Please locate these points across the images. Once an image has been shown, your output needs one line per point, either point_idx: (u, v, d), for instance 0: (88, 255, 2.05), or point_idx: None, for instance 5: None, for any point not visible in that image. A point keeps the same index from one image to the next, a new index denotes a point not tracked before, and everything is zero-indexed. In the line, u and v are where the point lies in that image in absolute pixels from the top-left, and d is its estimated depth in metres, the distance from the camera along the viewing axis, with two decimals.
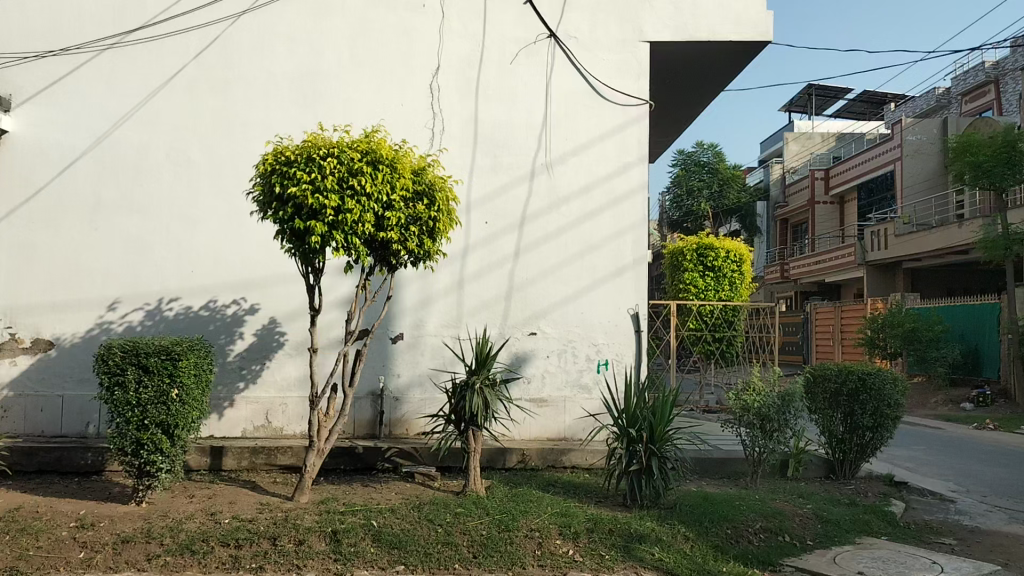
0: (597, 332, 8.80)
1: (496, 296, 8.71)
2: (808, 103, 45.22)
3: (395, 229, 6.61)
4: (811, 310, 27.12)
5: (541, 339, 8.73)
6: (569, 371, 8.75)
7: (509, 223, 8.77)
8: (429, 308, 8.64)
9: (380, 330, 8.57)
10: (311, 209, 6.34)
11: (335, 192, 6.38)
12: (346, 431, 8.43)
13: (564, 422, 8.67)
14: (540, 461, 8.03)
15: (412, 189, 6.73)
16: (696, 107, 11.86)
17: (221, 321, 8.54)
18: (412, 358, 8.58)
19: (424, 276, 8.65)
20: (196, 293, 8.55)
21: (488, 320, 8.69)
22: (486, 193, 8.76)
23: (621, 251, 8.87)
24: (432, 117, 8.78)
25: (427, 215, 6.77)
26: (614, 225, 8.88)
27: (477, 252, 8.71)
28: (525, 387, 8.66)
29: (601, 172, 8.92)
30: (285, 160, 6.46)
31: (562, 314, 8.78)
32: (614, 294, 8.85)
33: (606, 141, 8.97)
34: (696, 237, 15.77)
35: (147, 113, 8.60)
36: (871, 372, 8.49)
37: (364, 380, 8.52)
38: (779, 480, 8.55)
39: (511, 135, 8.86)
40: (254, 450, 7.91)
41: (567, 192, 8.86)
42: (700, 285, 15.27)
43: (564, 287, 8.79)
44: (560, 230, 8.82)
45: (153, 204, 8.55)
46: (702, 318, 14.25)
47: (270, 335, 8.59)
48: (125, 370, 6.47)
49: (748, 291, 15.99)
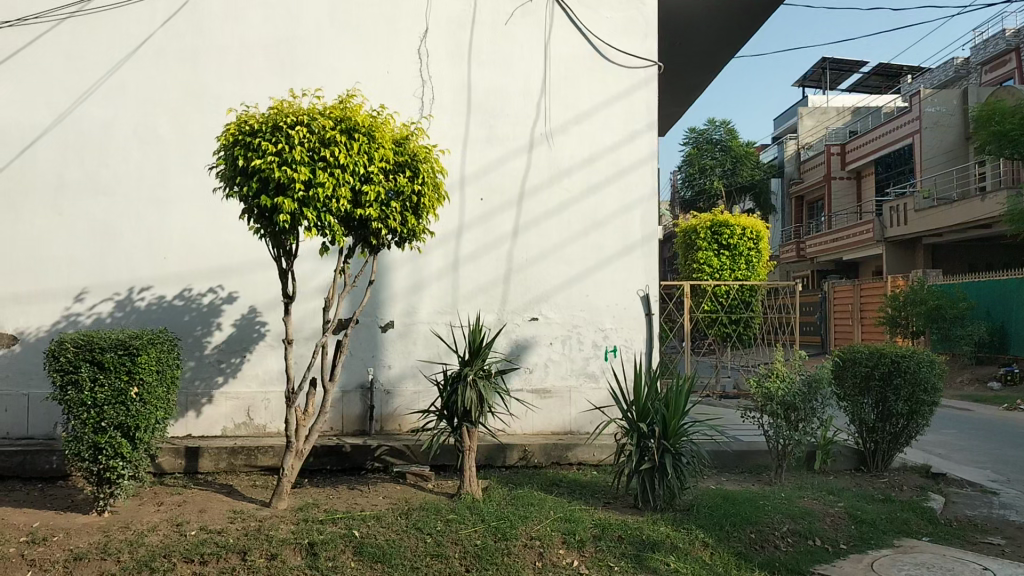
0: (604, 316, 8.12)
1: (494, 279, 8.03)
2: (822, 77, 44.11)
3: (373, 204, 5.92)
4: (829, 289, 26.30)
5: (543, 325, 8.04)
6: (574, 359, 8.06)
7: (507, 200, 8.06)
8: (422, 292, 7.96)
9: (368, 317, 7.89)
10: (278, 183, 5.66)
11: (306, 164, 5.70)
12: (333, 427, 7.80)
13: (569, 414, 8.00)
14: (544, 458, 7.37)
15: (393, 161, 6.04)
16: (710, 70, 11.08)
17: (197, 311, 7.90)
18: (404, 347, 7.92)
19: (415, 258, 7.97)
20: (169, 281, 7.91)
21: (486, 305, 8.02)
22: (480, 167, 8.06)
23: (629, 228, 8.18)
24: (421, 86, 8.07)
25: (410, 189, 6.08)
26: (622, 199, 8.18)
27: (472, 232, 8.01)
28: (526, 377, 7.98)
29: (606, 141, 8.21)
30: (249, 130, 5.77)
31: (566, 297, 8.09)
32: (622, 275, 8.16)
33: (611, 108, 8.25)
34: (710, 214, 15.01)
35: (112, 87, 7.92)
36: (906, 355, 7.76)
37: (352, 372, 7.86)
38: (806, 474, 7.85)
39: (507, 104, 8.15)
40: (232, 450, 7.28)
41: (568, 165, 8.15)
42: (714, 265, 14.52)
43: (568, 268, 8.10)
44: (563, 205, 8.12)
45: (121, 186, 7.91)
46: (717, 300, 13.51)
47: (249, 326, 7.96)
48: (79, 367, 5.82)
49: (765, 270, 15.23)
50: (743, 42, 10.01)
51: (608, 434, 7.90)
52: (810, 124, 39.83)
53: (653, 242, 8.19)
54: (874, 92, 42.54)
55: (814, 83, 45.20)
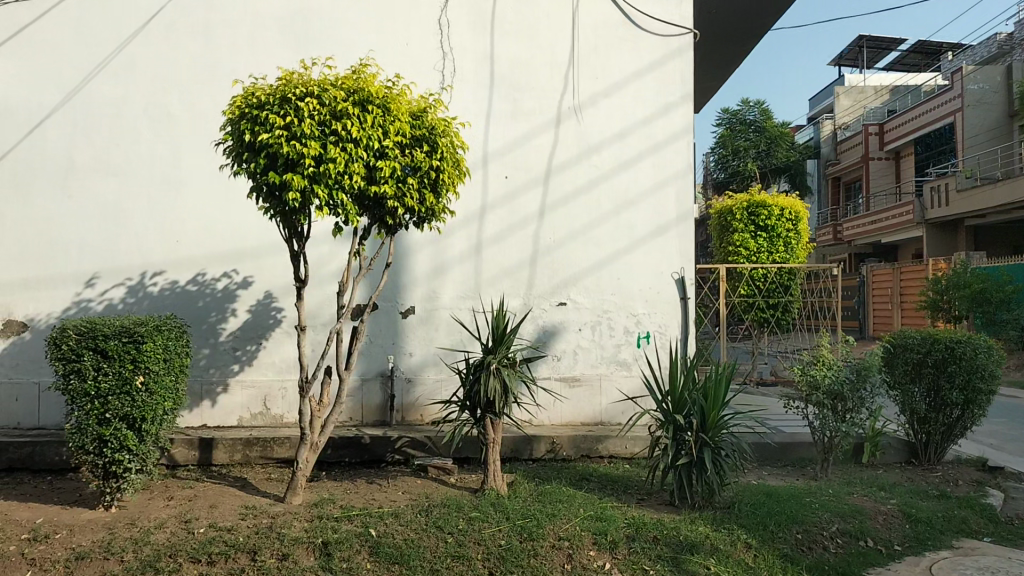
0: (637, 301, 7.69)
1: (520, 262, 7.63)
2: (859, 56, 42.99)
3: (389, 181, 5.52)
4: (867, 272, 25.56)
5: (572, 310, 7.63)
6: (604, 346, 7.65)
7: (533, 178, 7.64)
8: (444, 276, 7.59)
9: (387, 303, 7.53)
10: (287, 159, 5.28)
11: (317, 138, 5.32)
12: (353, 417, 7.47)
13: (600, 404, 7.60)
14: (573, 451, 6.99)
15: (410, 134, 5.64)
16: (748, 39, 10.53)
17: (211, 297, 7.58)
18: (426, 333, 7.57)
19: (437, 240, 7.59)
20: (182, 266, 7.60)
21: (511, 289, 7.62)
22: (505, 144, 7.64)
23: (662, 207, 7.73)
24: (442, 58, 7.65)
25: (429, 164, 5.68)
26: (654, 176, 7.73)
27: (497, 212, 7.61)
28: (554, 365, 7.58)
29: (638, 115, 7.75)
30: (256, 103, 5.39)
31: (596, 281, 7.66)
32: (656, 257, 7.72)
33: (644, 80, 7.78)
34: (746, 195, 14.46)
35: (120, 63, 7.60)
36: (961, 340, 7.26)
37: (371, 359, 7.52)
38: (853, 468, 7.39)
39: (532, 76, 7.71)
40: (247, 441, 6.97)
41: (598, 140, 7.70)
42: (751, 247, 13.97)
43: (598, 249, 7.67)
44: (592, 183, 7.68)
45: (132, 167, 7.60)
46: (755, 284, 12.99)
47: (265, 312, 7.64)
48: (81, 356, 5.50)
49: (804, 252, 14.66)
50: (783, 9, 9.46)
51: (641, 425, 7.49)
52: (847, 104, 38.79)
53: (688, 222, 7.73)
54: (913, 70, 41.37)
55: (851, 62, 44.05)
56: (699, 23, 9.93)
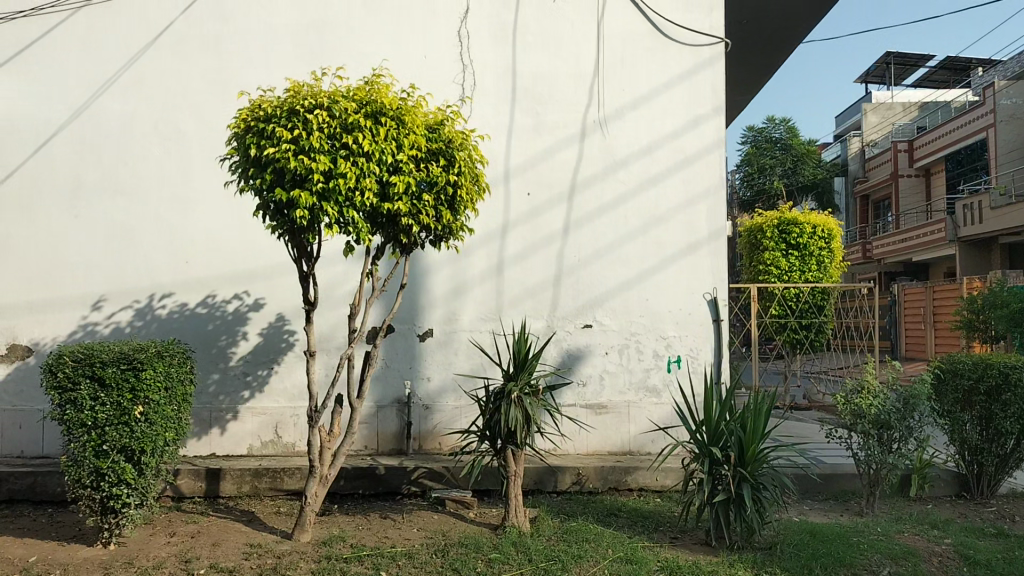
0: (667, 323, 7.28)
1: (543, 282, 7.26)
2: (886, 72, 42.39)
3: (403, 198, 5.17)
4: (899, 291, 24.91)
5: (598, 332, 7.24)
6: (632, 371, 7.24)
7: (557, 194, 7.29)
8: (463, 297, 7.24)
9: (404, 325, 7.20)
10: (294, 175, 4.95)
11: (327, 152, 4.98)
12: (368, 446, 7.13)
13: (628, 433, 7.17)
14: (600, 483, 6.58)
15: (426, 148, 5.29)
16: (780, 47, 10.14)
17: (221, 319, 7.27)
18: (444, 358, 7.22)
19: (456, 260, 7.25)
20: (191, 288, 7.30)
21: (534, 311, 7.25)
22: (528, 158, 7.29)
23: (693, 224, 7.33)
24: (462, 71, 7.33)
25: (446, 179, 5.32)
26: (684, 192, 7.34)
27: (519, 230, 7.26)
28: (580, 392, 7.18)
29: (667, 128, 7.37)
30: (262, 116, 5.07)
31: (623, 303, 7.27)
32: (686, 276, 7.31)
33: (672, 90, 7.41)
34: (777, 212, 14.02)
35: (130, 79, 7.36)
36: (1017, 366, 6.76)
37: (388, 385, 7.19)
38: (900, 502, 6.90)
39: (556, 88, 7.37)
40: (256, 472, 6.63)
41: (625, 154, 7.33)
42: (782, 266, 13.53)
43: (626, 269, 7.28)
44: (619, 199, 7.30)
45: (141, 185, 7.34)
46: (787, 304, 12.51)
47: (277, 336, 7.31)
48: (78, 384, 5.21)
49: (837, 271, 14.16)
50: (818, 16, 9.06)
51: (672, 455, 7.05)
52: (875, 121, 38.14)
53: (721, 239, 7.32)
54: (942, 86, 40.68)
55: (878, 79, 43.44)
56: (729, 32, 9.55)
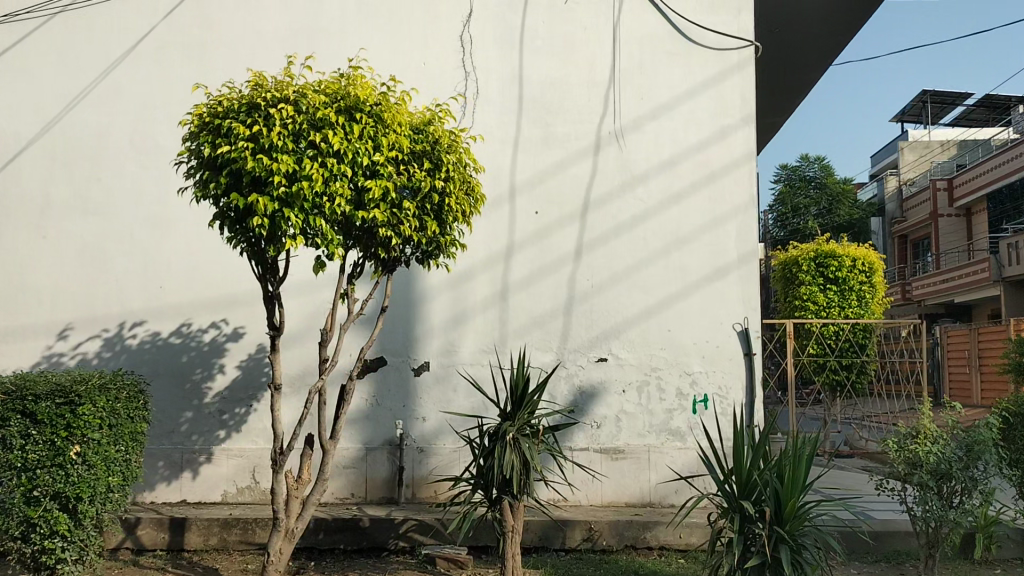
0: (692, 357, 6.46)
1: (552, 310, 6.51)
2: (922, 110, 41.40)
3: (380, 205, 4.45)
4: (941, 334, 23.73)
5: (614, 367, 6.45)
6: (652, 411, 6.42)
7: (568, 213, 6.57)
8: (464, 327, 6.53)
9: (397, 358, 6.51)
10: (253, 177, 4.26)
11: (291, 152, 4.29)
12: (355, 494, 6.39)
13: (648, 482, 6.33)
14: (614, 541, 5.75)
15: (409, 148, 4.57)
16: (816, 63, 9.32)
17: (197, 350, 6.60)
18: (441, 395, 6.48)
19: (457, 285, 6.55)
20: (165, 315, 6.64)
21: (542, 343, 6.49)
22: (536, 174, 6.61)
23: (721, 246, 6.54)
24: (464, 78, 6.67)
25: (431, 185, 4.60)
26: (711, 211, 6.56)
27: (526, 252, 6.55)
28: (593, 434, 6.38)
29: (691, 140, 6.62)
30: (219, 111, 4.40)
31: (642, 334, 6.48)
32: (713, 304, 6.50)
33: (697, 99, 6.67)
34: (814, 245, 13.18)
35: (107, 89, 6.80)
36: None
37: (378, 425, 6.47)
38: (964, 566, 5.95)
39: (568, 97, 6.68)
40: (225, 522, 5.89)
41: (644, 169, 6.60)
42: (820, 302, 12.59)
43: (645, 296, 6.51)
44: (637, 219, 6.56)
45: (114, 203, 6.73)
46: (826, 343, 11.63)
47: (257, 368, 6.60)
48: (6, 420, 4.53)
49: (880, 308, 13.21)
50: (856, 25, 8.26)
51: (698, 509, 6.19)
52: (912, 159, 37.11)
53: (753, 263, 6.51)
54: (981, 123, 39.59)
55: (914, 118, 42.43)
56: (762, 43, 8.72)
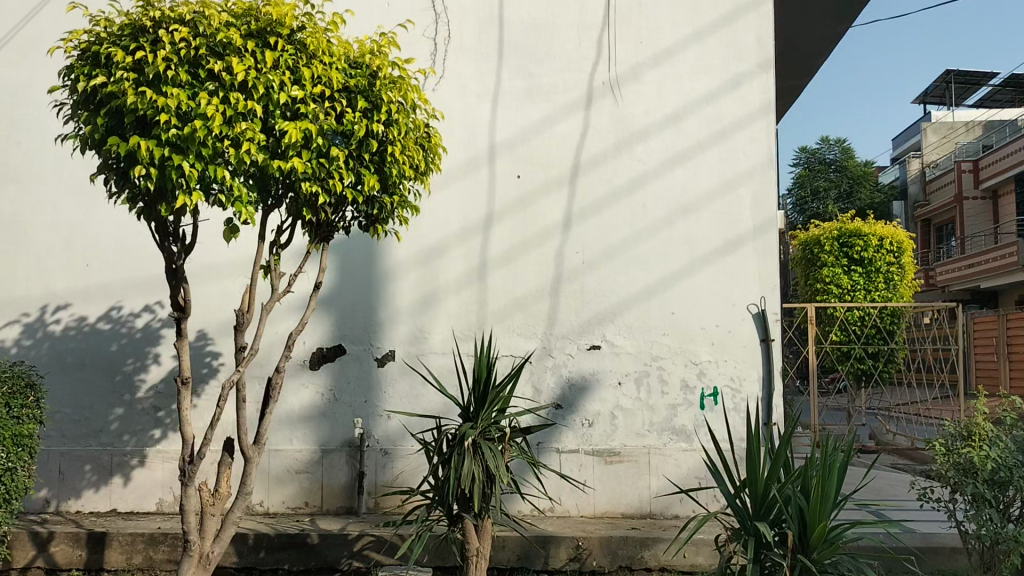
0: (700, 344, 5.53)
1: (537, 290, 5.60)
2: (945, 91, 39.97)
3: (302, 153, 3.55)
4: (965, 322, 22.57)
5: (608, 356, 5.54)
6: (652, 407, 5.51)
7: (555, 177, 5.65)
8: (434, 310, 5.62)
9: (358, 346, 5.63)
10: (138, 117, 3.39)
11: (186, 84, 3.42)
12: (311, 503, 5.54)
13: (649, 489, 5.43)
14: (607, 561, 4.84)
15: (340, 83, 3.67)
16: (833, 30, 8.31)
17: (129, 338, 5.75)
18: (408, 389, 5.60)
19: (426, 260, 5.65)
20: (92, 298, 5.78)
21: (526, 328, 5.58)
22: (517, 132, 5.69)
23: (734, 214, 5.57)
24: (434, 21, 5.74)
25: (368, 128, 3.69)
26: (721, 173, 5.60)
27: (507, 222, 5.64)
28: (584, 433, 5.48)
29: (698, 90, 5.66)
30: (100, 36, 3.53)
31: (641, 318, 5.56)
32: (725, 281, 5.55)
33: (705, 42, 5.71)
34: (837, 223, 12.16)
35: (25, 39, 5.91)
36: None
37: (336, 424, 5.60)
38: None
39: (556, 42, 5.74)
40: (151, 538, 5.04)
41: (644, 125, 5.66)
42: (843, 284, 11.60)
43: (644, 273, 5.58)
44: (636, 183, 5.63)
45: (35, 170, 5.86)
46: (850, 329, 10.64)
47: (198, 359, 5.72)
48: None
49: (909, 292, 12.17)
50: None
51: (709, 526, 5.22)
52: (935, 141, 35.77)
53: (771, 234, 5.55)
54: (1005, 104, 38.18)
55: (937, 99, 41.01)
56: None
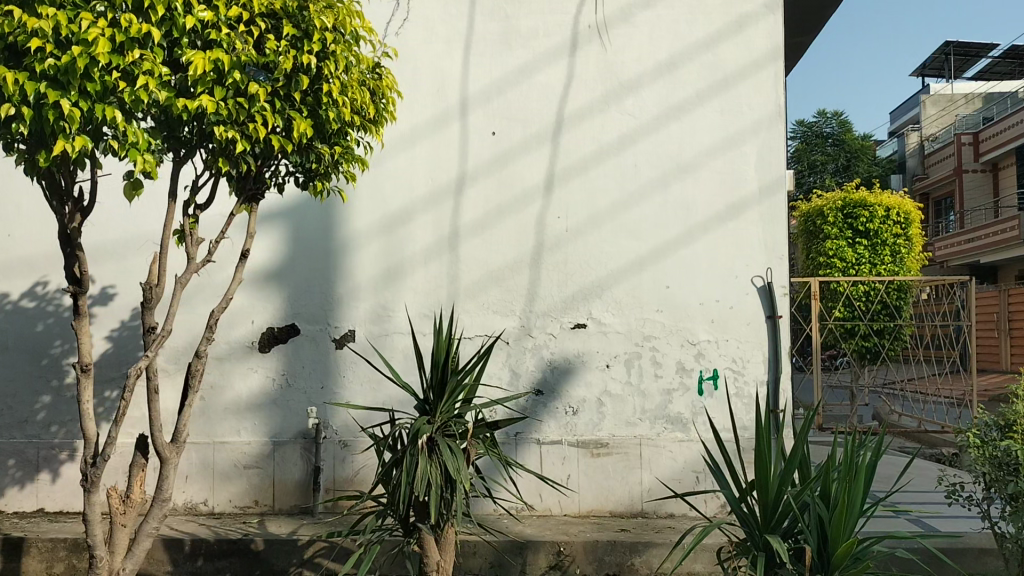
0: (698, 322, 4.90)
1: (514, 261, 4.96)
2: (944, 63, 39.12)
3: (212, 91, 2.91)
4: None
5: (594, 335, 4.92)
6: (644, 393, 4.89)
7: (535, 133, 5.00)
8: (399, 284, 4.98)
9: (313, 325, 5.00)
10: (7, 45, 2.73)
11: (67, 4, 2.76)
12: (262, 501, 4.94)
13: (641, 485, 4.84)
14: (592, 568, 4.24)
15: (262, 6, 3.01)
16: None
17: (57, 318, 5.11)
18: (370, 373, 4.98)
19: (390, 228, 5.00)
20: (14, 273, 5.13)
21: (502, 304, 4.95)
22: (492, 82, 5.03)
23: (737, 174, 4.93)
24: None
25: (297, 61, 3.04)
26: (722, 128, 4.96)
27: (480, 185, 4.99)
28: (567, 423, 4.88)
29: (697, 33, 5.00)
30: None
31: (631, 292, 4.93)
32: (727, 250, 4.91)
33: None
34: (841, 193, 11.48)
35: None
36: None
37: (289, 413, 4.98)
38: None
39: None
40: (74, 545, 4.43)
41: (635, 74, 5.00)
42: (848, 258, 10.95)
43: (635, 242, 4.94)
44: (626, 140, 4.98)
45: None
46: (856, 305, 9.99)
47: (134, 341, 5.08)
48: None
49: (916, 265, 11.53)
50: None
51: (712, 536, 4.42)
52: (934, 113, 35.00)
53: (779, 197, 4.90)
54: (1005, 76, 37.39)
55: (935, 71, 40.17)
56: None
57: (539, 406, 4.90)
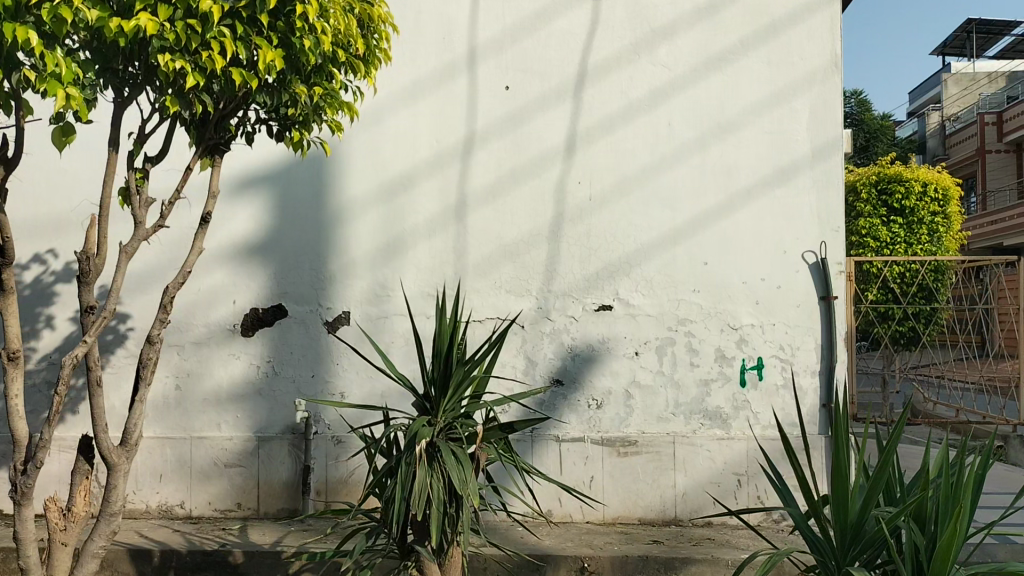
0: (740, 304, 4.29)
1: (531, 233, 4.36)
2: (965, 43, 38.05)
3: (151, 9, 2.31)
4: None
5: (622, 319, 4.32)
6: (679, 385, 4.30)
7: (553, 88, 4.38)
8: (400, 261, 4.39)
9: (302, 306, 4.41)
10: None
11: None
12: (245, 503, 4.38)
13: (675, 489, 4.26)
14: None
15: None
16: None
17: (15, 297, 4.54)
18: (367, 360, 4.40)
19: (389, 195, 4.40)
20: None
21: (517, 282, 4.35)
22: (504, 29, 4.40)
23: (786, 134, 4.31)
24: None
25: None
26: (769, 81, 4.32)
27: (492, 146, 4.39)
28: (591, 418, 4.30)
29: None
30: None
31: (663, 270, 4.32)
32: (774, 221, 4.30)
33: None
34: (876, 168, 10.79)
35: None
36: None
37: (276, 405, 4.41)
38: None
39: None
40: None
41: (669, 20, 4.37)
42: (882, 237, 10.28)
43: (669, 212, 4.33)
44: (659, 95, 4.36)
45: None
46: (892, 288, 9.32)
47: None
48: None
49: (953, 245, 10.84)
50: None
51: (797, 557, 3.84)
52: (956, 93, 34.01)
53: (835, 160, 4.29)
54: None
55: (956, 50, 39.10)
56: None
57: (558, 397, 4.31)
